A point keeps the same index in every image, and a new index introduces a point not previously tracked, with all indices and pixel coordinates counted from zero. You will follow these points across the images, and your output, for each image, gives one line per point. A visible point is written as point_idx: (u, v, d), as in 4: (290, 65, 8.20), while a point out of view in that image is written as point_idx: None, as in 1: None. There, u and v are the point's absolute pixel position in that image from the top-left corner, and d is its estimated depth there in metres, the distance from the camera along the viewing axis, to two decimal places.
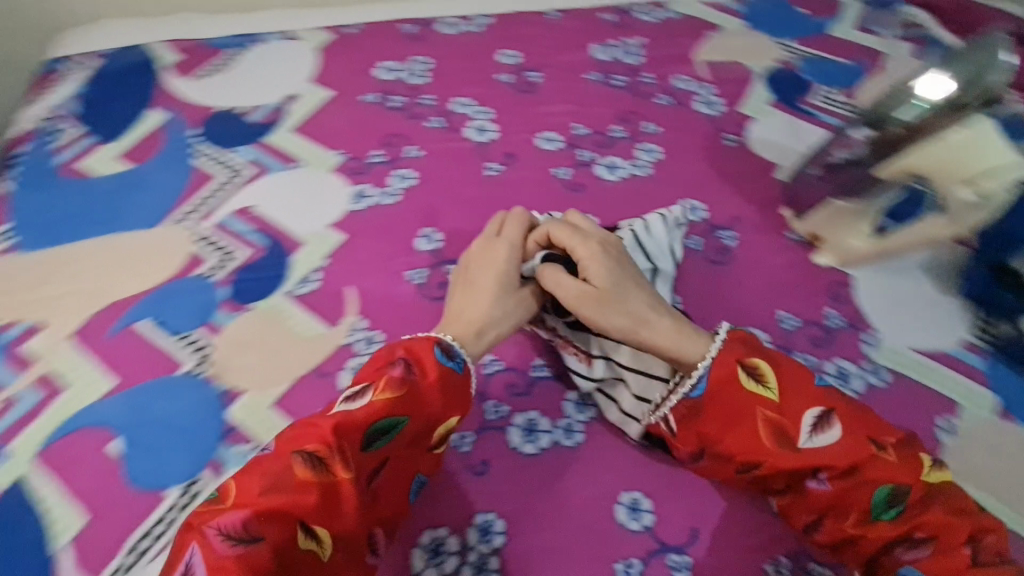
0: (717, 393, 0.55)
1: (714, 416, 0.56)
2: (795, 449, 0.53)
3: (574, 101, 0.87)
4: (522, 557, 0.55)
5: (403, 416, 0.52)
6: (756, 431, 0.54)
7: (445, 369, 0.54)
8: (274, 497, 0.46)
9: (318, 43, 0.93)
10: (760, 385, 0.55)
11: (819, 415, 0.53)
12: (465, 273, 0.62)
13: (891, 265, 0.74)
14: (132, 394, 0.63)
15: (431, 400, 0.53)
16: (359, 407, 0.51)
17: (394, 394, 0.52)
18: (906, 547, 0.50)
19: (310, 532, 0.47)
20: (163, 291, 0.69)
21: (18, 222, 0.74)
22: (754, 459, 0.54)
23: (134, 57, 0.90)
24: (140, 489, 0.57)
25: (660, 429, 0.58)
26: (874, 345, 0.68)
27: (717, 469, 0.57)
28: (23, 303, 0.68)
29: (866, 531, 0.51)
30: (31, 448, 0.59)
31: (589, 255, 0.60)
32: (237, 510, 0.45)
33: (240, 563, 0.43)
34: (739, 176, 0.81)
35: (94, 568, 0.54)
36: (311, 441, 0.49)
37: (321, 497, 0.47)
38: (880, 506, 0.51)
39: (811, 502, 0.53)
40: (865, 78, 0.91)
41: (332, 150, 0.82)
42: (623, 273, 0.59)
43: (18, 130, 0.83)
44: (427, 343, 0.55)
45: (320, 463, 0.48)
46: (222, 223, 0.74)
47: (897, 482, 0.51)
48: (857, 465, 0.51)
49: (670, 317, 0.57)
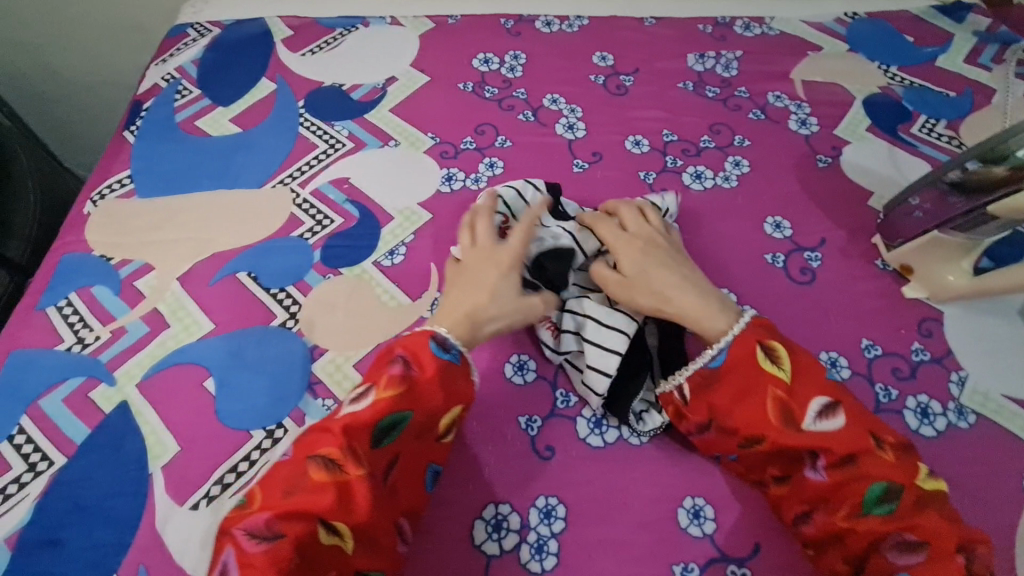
0: (735, 364, 0.56)
1: (727, 387, 0.56)
2: (798, 428, 0.53)
3: (665, 108, 0.87)
4: (580, 544, 0.56)
5: (407, 411, 0.53)
6: (762, 405, 0.54)
7: (440, 363, 0.55)
8: (294, 499, 0.47)
9: (420, 29, 0.96)
10: (775, 366, 0.55)
11: (828, 402, 0.53)
12: (461, 273, 0.61)
13: (988, 305, 0.70)
14: (227, 339, 0.67)
15: (428, 396, 0.54)
16: (358, 409, 0.52)
17: (395, 391, 0.53)
18: (897, 548, 0.48)
19: (331, 529, 0.47)
20: (262, 247, 0.74)
21: (138, 169, 0.80)
22: (758, 432, 0.54)
23: (251, 27, 0.96)
24: (230, 426, 0.61)
25: (675, 397, 0.59)
26: (962, 386, 0.65)
27: (721, 443, 0.57)
28: (138, 245, 0.74)
29: (856, 525, 0.50)
30: (136, 377, 0.65)
31: (618, 243, 0.63)
32: (261, 512, 0.47)
33: (267, 560, 0.45)
34: (830, 198, 0.79)
35: (183, 493, 0.58)
36: (324, 444, 0.50)
37: (337, 495, 0.48)
38: (873, 500, 0.50)
39: (807, 488, 0.53)
40: (974, 114, 0.88)
41: (425, 133, 0.85)
42: (650, 255, 0.62)
43: (144, 87, 0.90)
44: (421, 337, 0.56)
45: (335, 465, 0.49)
46: (320, 191, 0.78)
47: (894, 478, 0.50)
48: (856, 453, 0.51)
49: (696, 294, 0.59)
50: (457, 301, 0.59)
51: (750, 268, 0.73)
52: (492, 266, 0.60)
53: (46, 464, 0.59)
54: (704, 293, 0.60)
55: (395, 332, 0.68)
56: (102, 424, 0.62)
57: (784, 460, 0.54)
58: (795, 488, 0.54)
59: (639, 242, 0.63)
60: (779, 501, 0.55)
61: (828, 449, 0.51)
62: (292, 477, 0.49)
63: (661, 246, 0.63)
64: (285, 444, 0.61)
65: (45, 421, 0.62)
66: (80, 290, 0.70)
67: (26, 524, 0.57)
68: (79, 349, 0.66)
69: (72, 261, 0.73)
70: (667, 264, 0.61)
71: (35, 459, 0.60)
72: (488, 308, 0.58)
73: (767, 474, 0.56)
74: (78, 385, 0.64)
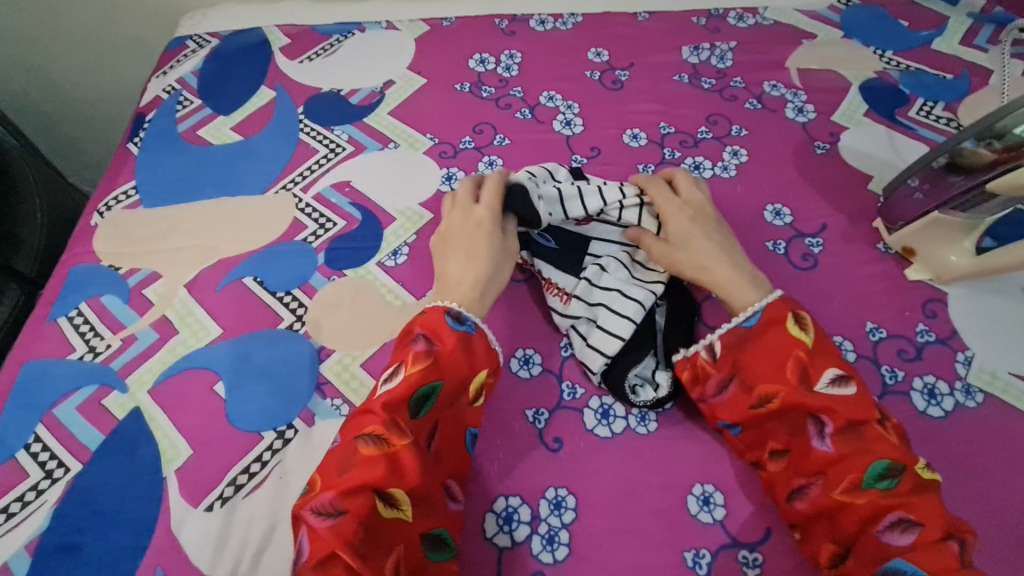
0: (765, 325, 0.57)
1: (753, 346, 0.57)
2: (813, 389, 0.54)
3: (661, 101, 0.88)
4: (591, 534, 0.56)
5: (437, 381, 0.53)
6: (783, 364, 0.55)
7: (459, 334, 0.55)
8: (348, 475, 0.49)
9: (416, 33, 0.97)
10: (802, 332, 0.56)
11: (841, 373, 0.54)
12: (445, 244, 0.62)
13: (993, 284, 0.70)
14: (235, 343, 0.68)
15: (453, 365, 0.54)
16: (392, 386, 0.53)
17: (423, 365, 0.53)
18: (892, 525, 0.49)
19: (389, 501, 0.49)
20: (266, 252, 0.74)
21: (142, 180, 0.82)
22: (775, 391, 0.55)
23: (249, 37, 0.97)
24: (240, 428, 0.62)
25: (698, 356, 0.59)
26: (969, 365, 0.65)
27: (733, 404, 0.57)
28: (145, 254, 0.75)
29: (853, 499, 0.50)
30: (147, 383, 0.66)
31: (673, 211, 0.64)
32: (324, 492, 0.48)
33: (331, 534, 0.46)
34: (829, 184, 0.80)
35: (197, 494, 0.59)
36: (369, 423, 0.51)
37: (388, 467, 0.49)
38: (874, 477, 0.50)
39: (810, 459, 0.53)
40: (971, 95, 0.88)
41: (424, 134, 0.85)
42: (700, 226, 0.63)
43: (146, 99, 0.91)
44: (436, 311, 0.56)
45: (381, 440, 0.50)
46: (322, 195, 0.79)
47: (896, 457, 0.50)
48: (863, 423, 0.52)
49: (732, 267, 0.60)
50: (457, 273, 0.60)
51: (752, 255, 0.73)
52: (477, 230, 0.62)
53: (62, 471, 0.60)
54: (741, 267, 0.61)
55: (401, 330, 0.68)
56: (116, 431, 0.63)
57: (788, 428, 0.55)
58: (796, 458, 0.54)
59: (692, 213, 0.64)
60: (775, 479, 0.55)
61: (836, 415, 0.52)
62: (344, 457, 0.50)
63: (716, 222, 0.64)
64: (296, 444, 0.61)
65: (60, 429, 0.63)
66: (90, 300, 0.71)
67: (44, 530, 0.57)
68: (91, 358, 0.67)
69: (82, 272, 0.74)
70: (713, 237, 0.62)
71: (52, 466, 0.60)
72: (485, 273, 0.60)
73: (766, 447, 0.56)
74: (91, 393, 0.65)
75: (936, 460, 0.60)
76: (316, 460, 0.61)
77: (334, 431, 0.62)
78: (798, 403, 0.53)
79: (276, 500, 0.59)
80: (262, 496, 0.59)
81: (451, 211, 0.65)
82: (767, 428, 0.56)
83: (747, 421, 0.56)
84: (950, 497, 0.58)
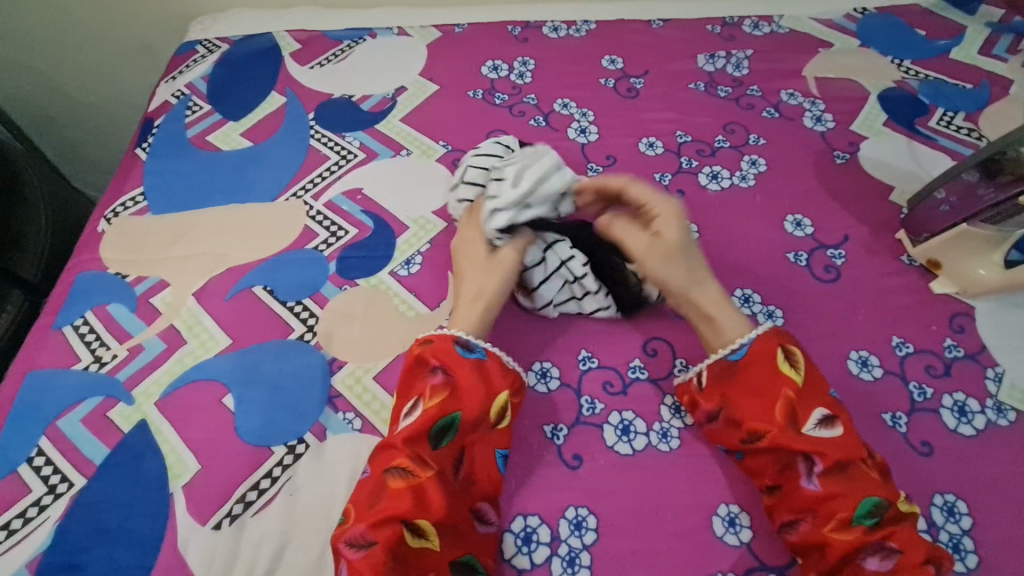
0: (751, 364, 0.56)
1: (741, 382, 0.57)
2: (802, 431, 0.53)
3: (677, 109, 0.87)
4: (614, 556, 0.55)
5: (455, 412, 0.54)
6: (771, 405, 0.54)
7: (471, 363, 0.56)
8: (378, 508, 0.49)
9: (427, 39, 0.96)
10: (792, 369, 0.55)
11: (828, 414, 0.53)
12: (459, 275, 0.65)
13: (1020, 297, 0.69)
14: (243, 354, 0.66)
15: (469, 393, 0.55)
16: (412, 420, 0.53)
17: (440, 397, 0.54)
18: (874, 554, 0.48)
19: (416, 531, 0.49)
20: (277, 260, 0.73)
21: (150, 185, 0.80)
22: (763, 427, 0.54)
23: (259, 42, 0.96)
24: (249, 443, 0.60)
25: (692, 383, 0.60)
26: (1000, 382, 0.63)
27: (726, 436, 0.57)
28: (152, 262, 0.73)
29: (842, 535, 0.49)
30: (154, 395, 0.64)
31: (664, 215, 0.63)
32: (356, 523, 0.49)
33: (369, 567, 0.47)
34: (850, 194, 0.78)
35: (205, 512, 0.57)
36: (394, 457, 0.52)
37: (415, 499, 0.50)
38: (862, 513, 0.49)
39: (797, 495, 0.52)
40: (992, 105, 0.86)
41: (437, 141, 0.84)
42: (688, 237, 0.63)
43: (155, 104, 0.90)
44: (445, 341, 0.57)
45: (407, 473, 0.51)
46: (333, 203, 0.78)
47: (882, 494, 0.50)
48: (850, 462, 0.51)
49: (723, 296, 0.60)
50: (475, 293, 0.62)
51: (773, 267, 0.72)
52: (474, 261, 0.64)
53: (65, 485, 0.58)
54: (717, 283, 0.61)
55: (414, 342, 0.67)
56: (122, 444, 0.61)
57: (777, 466, 0.53)
58: (784, 493, 0.53)
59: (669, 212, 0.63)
60: (768, 510, 0.54)
61: (826, 456, 0.51)
62: (373, 492, 0.51)
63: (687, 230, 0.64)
64: (307, 460, 0.59)
65: (64, 442, 0.61)
66: (96, 309, 0.70)
67: (47, 547, 0.56)
68: (96, 368, 0.66)
69: (88, 280, 0.72)
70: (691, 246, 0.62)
71: (55, 481, 0.59)
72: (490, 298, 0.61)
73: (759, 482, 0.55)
74: (96, 404, 0.63)
75: (970, 480, 0.58)
76: (328, 478, 0.59)
77: (345, 446, 0.60)
78: (785, 444, 0.52)
79: (287, 519, 0.57)
80: (272, 514, 0.57)
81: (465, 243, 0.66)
82: (760, 464, 0.54)
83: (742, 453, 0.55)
84: (986, 520, 0.56)
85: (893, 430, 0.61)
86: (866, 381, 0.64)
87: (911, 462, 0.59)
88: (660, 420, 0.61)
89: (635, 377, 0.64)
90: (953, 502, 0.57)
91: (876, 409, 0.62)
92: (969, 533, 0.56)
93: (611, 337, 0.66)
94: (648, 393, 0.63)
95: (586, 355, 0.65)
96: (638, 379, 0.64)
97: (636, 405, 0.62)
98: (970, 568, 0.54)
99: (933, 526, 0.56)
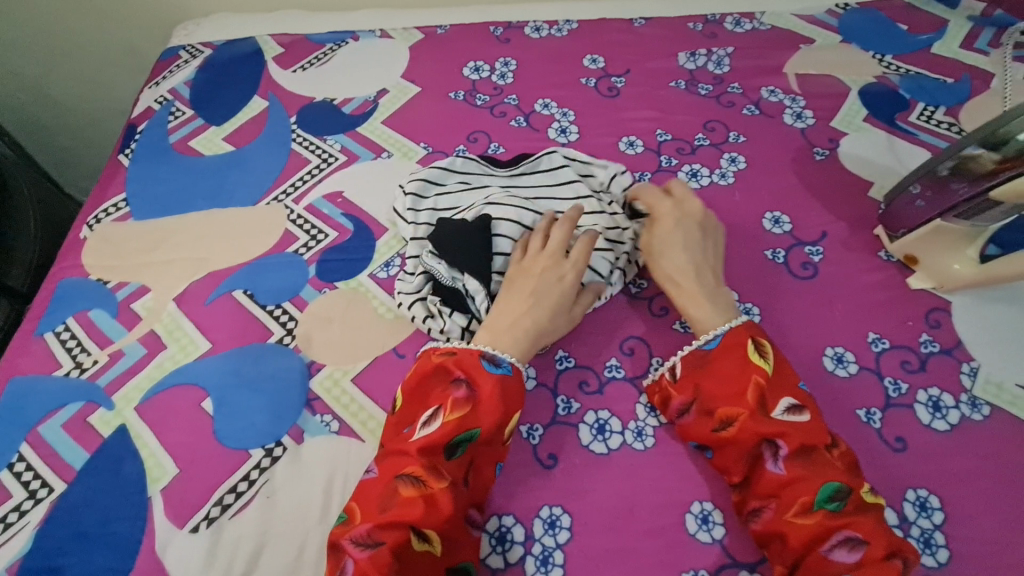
0: (724, 354, 0.57)
1: (715, 370, 0.57)
2: (769, 416, 0.54)
3: (657, 108, 0.87)
4: (587, 554, 0.55)
5: (475, 429, 0.53)
6: (743, 390, 0.55)
7: (495, 378, 0.55)
8: (388, 513, 0.49)
9: (410, 41, 0.96)
10: (762, 359, 0.56)
11: (795, 403, 0.54)
12: (514, 286, 0.62)
13: (996, 291, 0.69)
14: (224, 358, 0.67)
15: (490, 411, 0.54)
16: (430, 431, 0.53)
17: (462, 412, 0.53)
18: (840, 544, 0.48)
19: (422, 536, 0.49)
20: (257, 264, 0.73)
21: (132, 191, 0.81)
22: (733, 413, 0.54)
23: (242, 46, 0.96)
24: (228, 447, 0.61)
25: (664, 377, 0.60)
26: (975, 377, 0.64)
27: (698, 428, 0.56)
28: (134, 267, 0.74)
29: (805, 520, 0.49)
30: (134, 400, 0.64)
31: (667, 215, 0.66)
32: (363, 523, 0.49)
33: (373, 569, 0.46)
34: (829, 191, 0.78)
35: (182, 515, 0.58)
36: (406, 464, 0.51)
37: (425, 507, 0.49)
38: (823, 497, 0.49)
39: (764, 481, 0.52)
40: (974, 99, 0.86)
41: (418, 143, 0.84)
42: (693, 233, 0.65)
43: (139, 110, 0.90)
44: (471, 354, 0.57)
45: (419, 481, 0.50)
46: (314, 206, 0.78)
47: (844, 480, 0.50)
48: (813, 447, 0.52)
49: (699, 280, 0.62)
50: (518, 316, 0.60)
51: (750, 264, 0.72)
52: (558, 284, 0.62)
53: (45, 491, 0.59)
54: (702, 282, 0.62)
55: (391, 345, 0.67)
56: (101, 449, 0.61)
57: (746, 458, 0.54)
58: (751, 481, 0.53)
59: (680, 219, 0.66)
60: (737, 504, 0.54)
61: (791, 438, 0.52)
62: (383, 496, 0.50)
63: (701, 231, 0.65)
64: (284, 462, 0.60)
65: (44, 448, 0.61)
66: (78, 315, 0.70)
67: (27, 552, 0.56)
68: (77, 374, 0.66)
69: (70, 286, 0.73)
70: (690, 248, 0.64)
71: (35, 486, 0.59)
72: (541, 325, 0.60)
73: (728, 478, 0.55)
74: (76, 410, 0.64)
75: (944, 475, 0.58)
76: (305, 481, 0.59)
77: (323, 448, 0.61)
78: (751, 428, 0.53)
79: (264, 521, 0.57)
80: (248, 517, 0.57)
81: (546, 254, 0.63)
82: (729, 458, 0.55)
83: (713, 444, 0.56)
84: (958, 515, 0.56)
85: (867, 426, 0.61)
86: (841, 377, 0.64)
87: (884, 457, 0.59)
88: (636, 419, 0.62)
89: (612, 375, 0.64)
90: (926, 498, 0.57)
91: (850, 405, 0.62)
92: (941, 528, 0.56)
93: (590, 336, 0.67)
94: (624, 392, 0.63)
95: (563, 354, 0.65)
96: (614, 378, 0.64)
97: (612, 404, 0.62)
98: (941, 563, 0.54)
99: (905, 521, 0.56)
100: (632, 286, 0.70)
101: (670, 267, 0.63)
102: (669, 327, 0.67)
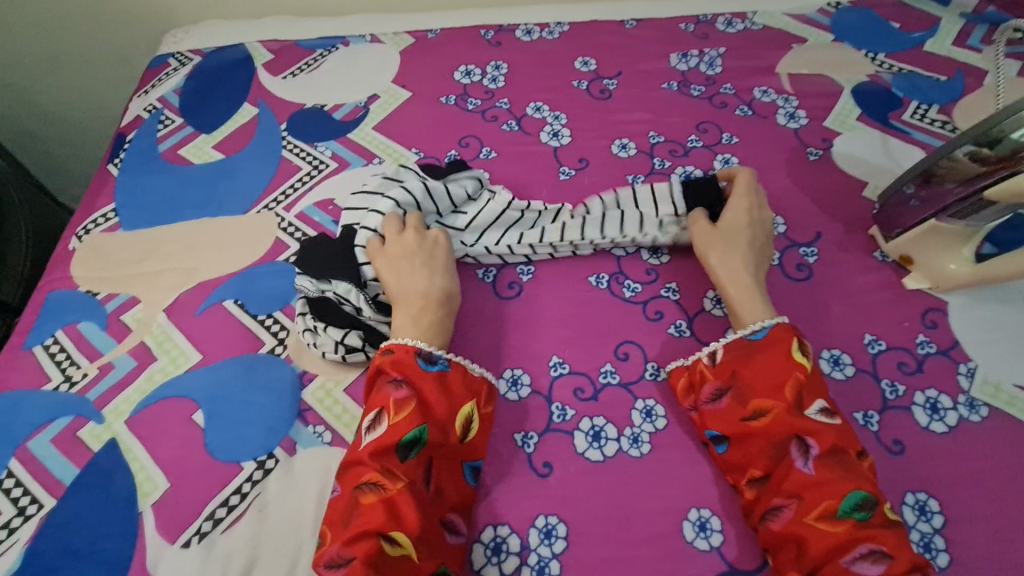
0: (766, 348, 0.57)
1: (758, 361, 0.57)
2: (804, 414, 0.53)
3: (650, 110, 0.86)
4: (583, 563, 0.54)
5: (423, 425, 0.54)
6: (782, 385, 0.55)
7: (433, 374, 0.56)
8: (354, 525, 0.49)
9: (400, 46, 0.95)
10: (804, 357, 0.56)
11: (829, 407, 0.54)
12: (396, 269, 0.64)
13: (992, 291, 0.68)
14: (215, 369, 0.66)
15: (434, 405, 0.55)
16: (377, 435, 0.53)
17: (406, 411, 0.54)
18: (863, 556, 0.47)
19: (395, 541, 0.48)
20: (247, 273, 0.73)
21: (121, 201, 0.80)
22: (769, 406, 0.54)
23: (231, 53, 0.95)
24: (219, 459, 0.60)
25: (701, 362, 0.60)
26: (972, 377, 0.63)
27: (727, 416, 0.56)
28: (124, 279, 0.73)
29: (830, 526, 0.49)
30: (124, 413, 0.64)
31: (738, 212, 0.67)
32: (333, 543, 0.49)
33: None
34: (823, 191, 0.78)
35: (173, 530, 0.57)
36: (363, 473, 0.51)
37: (388, 513, 0.49)
38: (849, 506, 0.49)
39: (789, 479, 0.52)
40: (967, 96, 0.86)
41: (409, 149, 0.84)
42: (758, 234, 0.66)
43: (128, 119, 0.90)
44: (406, 353, 0.57)
45: (377, 487, 0.51)
46: (305, 213, 0.78)
47: (872, 490, 0.50)
48: (844, 451, 0.51)
49: (754, 281, 0.63)
50: (418, 291, 0.63)
51: None
52: (434, 250, 0.66)
53: (35, 507, 0.58)
54: (760, 280, 0.63)
55: None
56: (90, 464, 0.61)
57: (773, 452, 0.53)
58: (776, 478, 0.52)
59: (751, 216, 0.67)
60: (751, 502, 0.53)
61: (823, 439, 0.52)
62: (346, 510, 0.50)
63: (766, 238, 0.66)
64: (276, 475, 0.59)
65: (33, 464, 0.61)
66: (67, 327, 0.70)
67: (16, 570, 0.56)
68: (66, 388, 0.65)
69: (59, 298, 0.72)
70: (753, 248, 0.65)
71: (24, 503, 0.58)
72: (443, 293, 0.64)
73: (747, 474, 0.54)
74: (65, 425, 0.63)
75: (942, 478, 0.58)
76: (296, 493, 0.59)
77: (316, 459, 0.60)
78: (786, 422, 0.53)
79: (255, 535, 0.56)
80: (239, 531, 0.57)
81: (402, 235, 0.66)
82: (752, 452, 0.54)
83: (738, 436, 0.55)
84: (957, 517, 0.56)
85: (865, 429, 0.61)
86: (837, 380, 0.64)
87: (882, 460, 0.59)
88: (632, 425, 0.61)
89: (606, 381, 0.63)
90: (925, 501, 0.57)
91: (847, 408, 0.62)
92: (941, 532, 0.55)
93: (584, 341, 0.66)
94: (619, 398, 0.62)
95: (557, 361, 0.65)
96: (609, 384, 0.63)
97: (607, 410, 0.62)
98: (941, 567, 0.54)
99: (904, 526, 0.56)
100: (625, 289, 0.70)
101: (730, 264, 0.64)
102: (664, 332, 0.66)
